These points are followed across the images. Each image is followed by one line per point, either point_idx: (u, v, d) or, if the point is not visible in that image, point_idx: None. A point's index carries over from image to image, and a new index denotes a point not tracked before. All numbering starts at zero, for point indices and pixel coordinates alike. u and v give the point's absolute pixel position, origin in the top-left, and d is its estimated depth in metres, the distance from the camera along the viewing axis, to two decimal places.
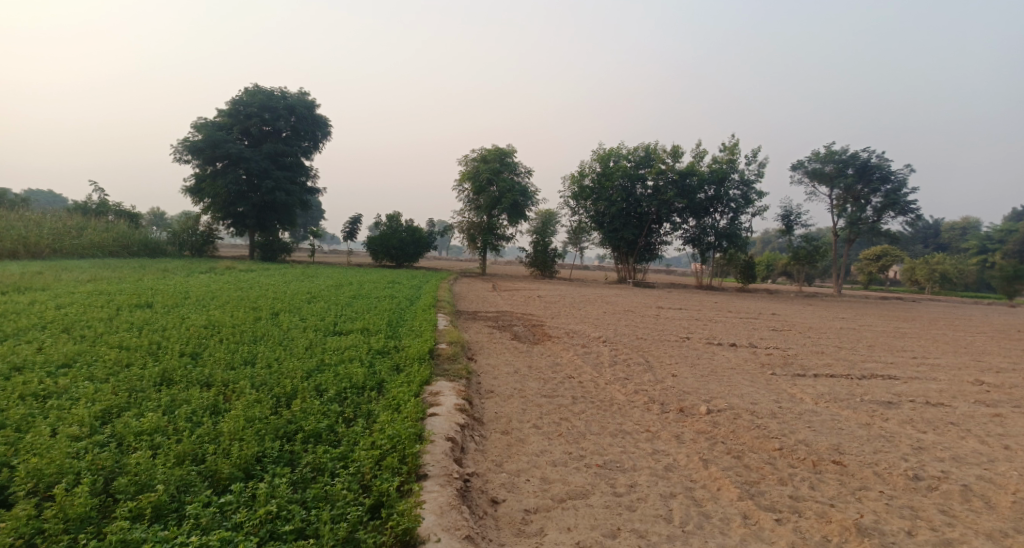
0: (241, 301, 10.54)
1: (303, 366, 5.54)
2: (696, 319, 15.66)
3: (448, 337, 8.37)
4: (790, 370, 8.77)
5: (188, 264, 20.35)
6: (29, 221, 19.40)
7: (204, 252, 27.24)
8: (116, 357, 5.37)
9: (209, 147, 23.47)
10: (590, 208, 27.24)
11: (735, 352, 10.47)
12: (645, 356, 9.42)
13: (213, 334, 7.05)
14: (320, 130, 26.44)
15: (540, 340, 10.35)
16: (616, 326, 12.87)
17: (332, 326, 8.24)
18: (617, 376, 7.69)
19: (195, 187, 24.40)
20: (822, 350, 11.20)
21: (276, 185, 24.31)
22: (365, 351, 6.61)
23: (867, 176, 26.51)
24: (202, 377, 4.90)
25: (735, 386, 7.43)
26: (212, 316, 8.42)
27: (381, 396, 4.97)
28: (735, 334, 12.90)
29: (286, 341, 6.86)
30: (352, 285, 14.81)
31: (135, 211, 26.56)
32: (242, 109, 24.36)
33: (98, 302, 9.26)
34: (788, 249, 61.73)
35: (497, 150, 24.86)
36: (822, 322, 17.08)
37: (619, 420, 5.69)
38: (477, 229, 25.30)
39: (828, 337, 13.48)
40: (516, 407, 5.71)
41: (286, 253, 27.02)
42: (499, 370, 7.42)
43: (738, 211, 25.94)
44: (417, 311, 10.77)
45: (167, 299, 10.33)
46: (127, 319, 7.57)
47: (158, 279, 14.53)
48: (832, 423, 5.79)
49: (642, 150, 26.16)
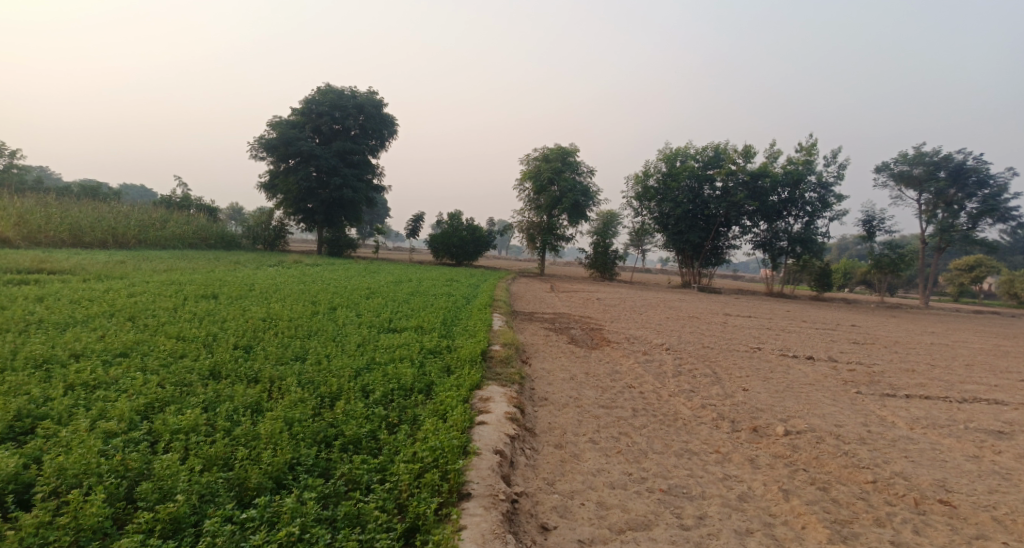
0: (302, 294, 10.62)
1: (353, 364, 5.36)
2: (766, 328, 14.76)
3: (503, 338, 8.06)
4: (876, 390, 7.96)
5: (258, 257, 21.03)
6: (118, 212, 20.54)
7: (275, 246, 28.18)
8: (171, 348, 5.36)
9: (282, 145, 24.21)
10: (654, 209, 26.39)
11: (811, 366, 9.68)
12: (713, 367, 8.82)
13: (269, 328, 7.02)
14: (387, 128, 26.77)
15: (599, 345, 9.92)
16: (680, 333, 12.23)
17: (387, 323, 8.10)
18: (682, 388, 7.16)
19: (268, 183, 25.28)
20: (911, 367, 10.22)
21: (344, 182, 24.79)
22: (416, 351, 6.40)
23: (962, 180, 24.44)
24: (250, 373, 4.79)
25: (814, 405, 6.77)
26: (271, 309, 8.46)
27: (428, 401, 4.71)
28: (810, 346, 12.01)
29: (339, 337, 6.74)
30: (411, 282, 14.76)
31: (213, 205, 27.78)
32: (314, 108, 25.00)
33: (167, 292, 9.51)
34: (866, 255, 58.22)
35: (560, 149, 24.42)
36: (909, 336, 15.75)
37: (685, 437, 5.22)
38: (538, 228, 24.95)
39: (917, 353, 12.34)
40: (571, 418, 5.32)
41: (351, 249, 27.57)
42: (554, 376, 7.06)
43: (814, 215, 24.47)
44: (474, 310, 10.55)
45: (232, 290, 10.53)
46: (190, 310, 7.68)
47: (227, 270, 14.97)
48: (934, 454, 5.09)
49: (711, 150, 25.11)
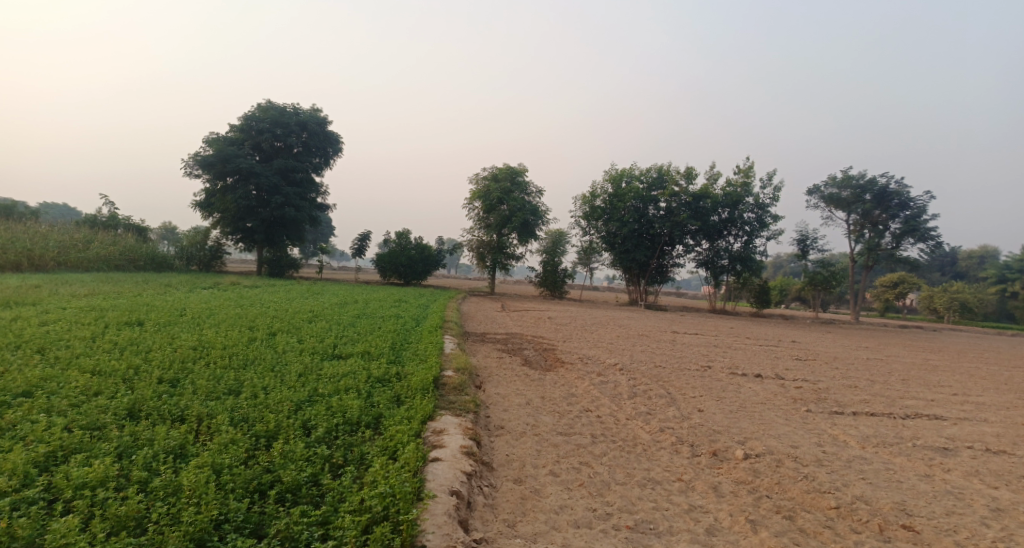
0: (239, 319, 9.98)
1: (293, 398, 4.94)
2: (713, 346, 14.93)
3: (455, 363, 7.73)
4: (825, 407, 8.04)
5: (192, 279, 19.91)
6: (35, 233, 19.07)
7: (211, 267, 26.87)
8: (85, 384, 4.81)
9: (220, 162, 23.19)
10: (601, 229, 26.65)
11: (760, 384, 9.76)
12: (666, 387, 8.74)
13: (200, 358, 6.47)
14: (331, 146, 26.12)
15: (552, 366, 9.71)
16: (632, 353, 12.18)
17: (331, 349, 7.65)
18: (638, 411, 7.01)
19: (205, 202, 24.16)
20: (853, 384, 10.46)
21: (285, 201, 23.93)
22: (363, 380, 5.99)
23: (886, 202, 25.82)
24: (175, 411, 4.32)
25: (769, 425, 6.75)
26: (203, 336, 7.85)
27: (378, 436, 4.36)
28: (757, 364, 12.17)
29: (278, 367, 6.27)
30: (357, 303, 14.20)
31: (143, 224, 26.30)
32: (254, 124, 24.12)
33: (86, 319, 8.73)
34: (801, 272, 60.75)
35: (508, 169, 24.40)
36: (846, 352, 16.30)
37: (646, 465, 5.05)
38: (487, 248, 24.74)
39: (856, 369, 12.70)
40: (529, 448, 5.07)
41: (293, 269, 26.59)
42: (509, 401, 6.78)
43: (753, 234, 25.31)
44: (423, 332, 10.17)
45: (161, 316, 9.79)
46: (111, 339, 7.02)
47: (156, 294, 14.03)
48: (889, 475, 5.10)
49: (655, 171, 25.66)
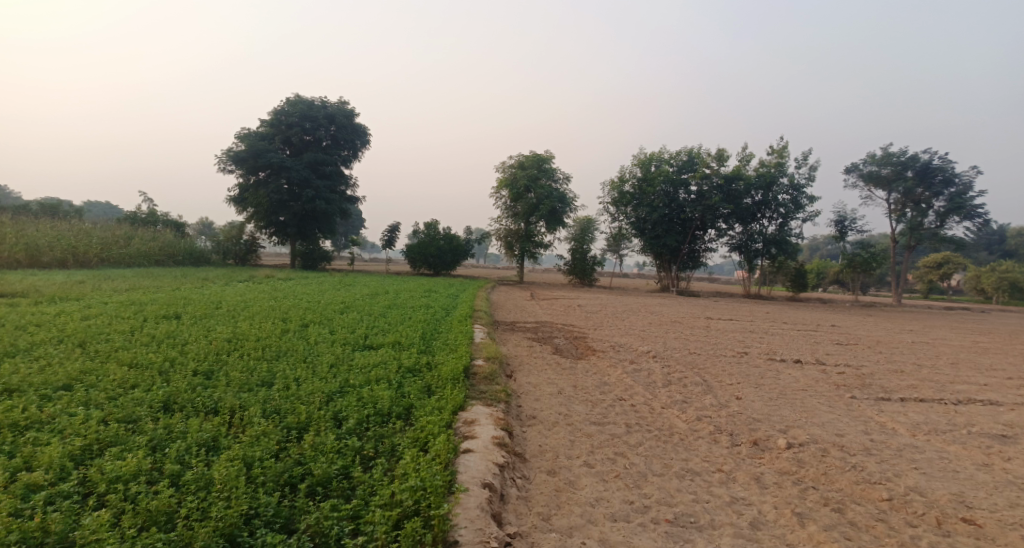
0: (272, 311, 10.08)
1: (324, 389, 4.92)
2: (749, 332, 14.55)
3: (485, 352, 7.64)
4: (870, 394, 7.73)
5: (227, 273, 20.27)
6: (78, 230, 19.65)
7: (247, 261, 27.36)
8: (121, 377, 4.85)
9: (252, 157, 23.54)
10: (631, 214, 26.25)
11: (800, 370, 9.45)
12: (702, 374, 8.52)
13: (233, 350, 6.52)
14: (359, 139, 26.25)
15: (584, 355, 9.56)
16: (665, 340, 11.93)
17: (362, 339, 7.63)
18: (674, 399, 6.84)
19: (238, 197, 24.58)
20: (899, 369, 10.04)
21: (316, 194, 24.15)
22: (394, 371, 5.96)
23: (929, 179, 24.79)
24: (208, 404, 4.32)
25: (812, 413, 6.50)
26: (237, 328, 7.93)
27: (409, 427, 4.31)
28: (796, 349, 11.79)
29: (310, 359, 6.27)
30: (387, 294, 14.23)
31: (181, 221, 26.91)
32: (284, 119, 24.37)
33: (125, 313, 8.91)
34: (839, 253, 59.06)
35: (535, 156, 24.17)
36: (890, 336, 15.70)
37: (684, 455, 4.90)
38: (516, 236, 24.60)
39: (901, 353, 12.22)
40: (562, 439, 4.96)
41: (326, 262, 26.91)
42: (541, 391, 6.67)
43: (788, 216, 24.60)
44: (453, 322, 10.13)
45: (196, 309, 9.94)
46: (148, 333, 7.13)
47: (193, 288, 14.30)
48: (944, 464, 4.85)
49: (685, 154, 25.12)
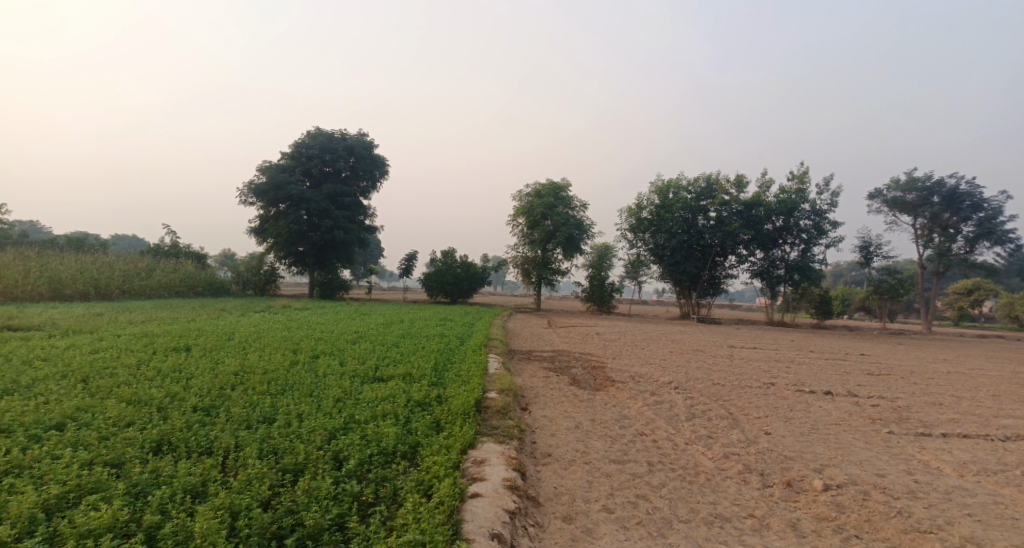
0: (283, 342, 9.90)
1: (327, 426, 4.67)
2: (775, 361, 14.01)
3: (499, 384, 7.32)
4: (909, 429, 7.26)
5: (245, 303, 20.29)
6: (101, 263, 19.89)
7: (265, 291, 27.46)
8: (116, 415, 4.66)
9: (272, 189, 23.80)
10: (649, 241, 25.93)
11: (831, 403, 8.97)
12: (727, 407, 8.11)
13: (238, 384, 6.30)
14: (378, 169, 26.41)
15: (602, 386, 9.20)
16: (687, 370, 11.49)
17: (372, 371, 7.37)
18: (699, 435, 6.46)
19: (258, 228, 24.80)
20: (937, 401, 9.49)
21: (334, 224, 24.25)
22: (402, 405, 5.68)
23: (956, 204, 24.15)
24: (202, 443, 4.10)
25: (848, 450, 6.09)
26: (246, 360, 7.75)
27: (413, 468, 4.05)
28: (825, 380, 11.26)
29: (317, 392, 6.03)
30: (402, 323, 14.01)
31: (202, 252, 27.18)
32: (304, 151, 24.68)
33: (136, 345, 8.79)
34: (864, 279, 57.83)
35: (552, 184, 24.10)
36: (923, 365, 15.02)
37: (712, 499, 4.55)
38: (533, 264, 24.37)
39: (938, 384, 11.60)
40: (579, 480, 4.62)
41: (344, 291, 26.89)
42: (557, 425, 6.33)
43: (811, 242, 24.08)
44: (467, 352, 9.84)
45: (208, 341, 9.79)
46: (154, 366, 6.96)
47: (209, 319, 14.23)
48: (1000, 511, 4.43)
49: (703, 181, 24.87)
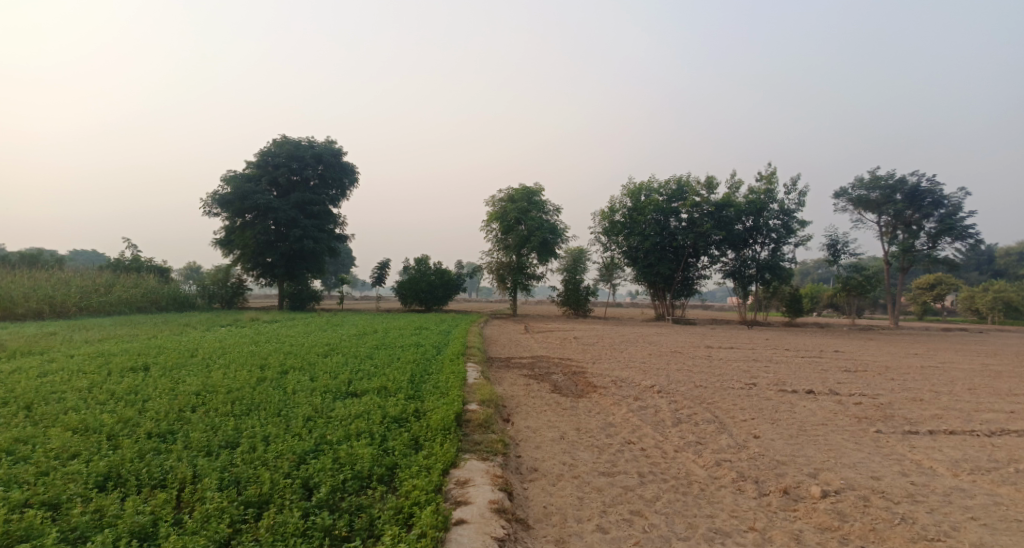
0: (250, 358, 9.44)
1: (296, 449, 4.32)
2: (753, 361, 13.95)
3: (479, 395, 7.00)
4: (896, 426, 7.17)
5: (211, 317, 19.56)
6: (57, 280, 18.99)
7: (233, 304, 26.62)
8: (59, 446, 4.23)
9: (237, 200, 23.11)
10: (622, 244, 25.90)
11: (815, 402, 8.85)
12: (713, 410, 7.93)
13: (199, 405, 5.86)
14: (347, 177, 25.85)
15: (584, 392, 8.96)
16: (668, 372, 11.32)
17: (345, 386, 7.00)
18: (687, 441, 6.25)
19: (225, 239, 24.04)
20: (917, 397, 9.46)
21: (304, 233, 23.64)
22: (377, 422, 5.34)
23: (918, 201, 24.67)
24: (154, 476, 3.71)
25: (841, 452, 5.94)
26: (210, 378, 7.30)
27: (390, 494, 3.73)
28: (805, 379, 11.19)
29: (286, 412, 5.64)
30: (375, 334, 13.58)
31: (165, 265, 26.26)
32: (270, 160, 24.03)
33: (90, 367, 8.24)
34: (831, 277, 59.01)
35: (524, 189, 23.92)
36: (898, 360, 15.15)
37: (711, 511, 4.35)
38: (507, 269, 24.10)
39: (914, 379, 11.64)
40: (569, 497, 4.35)
41: (315, 302, 26.22)
42: (541, 437, 6.05)
43: (781, 241, 24.34)
44: (444, 361, 9.51)
45: (169, 359, 9.25)
46: (108, 389, 6.47)
47: (171, 335, 13.58)
48: (1002, 512, 4.32)
49: (674, 182, 24.96)
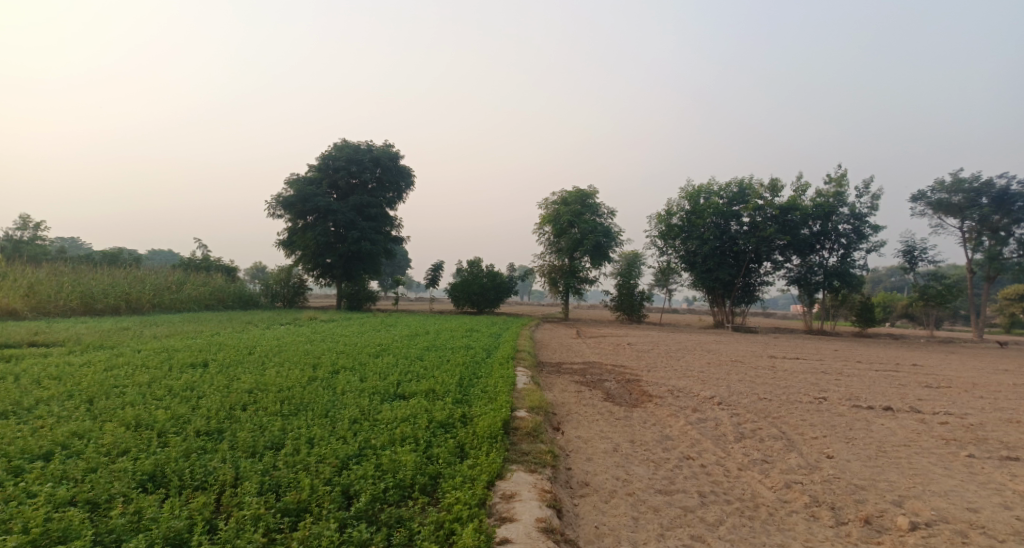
0: (304, 356, 9.52)
1: (339, 453, 4.19)
2: (821, 373, 13.11)
3: (528, 401, 6.74)
4: (991, 451, 6.48)
5: (272, 316, 20.10)
6: (133, 277, 19.98)
7: (294, 303, 27.38)
8: (111, 441, 4.24)
9: (299, 202, 23.75)
10: (679, 248, 25.10)
11: (894, 420, 8.15)
12: (779, 426, 7.40)
13: (249, 404, 5.85)
14: (404, 180, 26.16)
15: (639, 402, 8.57)
16: (728, 383, 10.74)
17: (393, 388, 6.89)
18: (752, 459, 5.81)
19: (287, 240, 24.75)
20: (1013, 418, 8.58)
21: (361, 235, 24.05)
22: (423, 426, 5.18)
23: (1007, 205, 22.80)
24: (197, 476, 3.65)
25: (929, 478, 5.36)
26: (263, 376, 7.35)
27: (432, 507, 3.55)
28: (881, 394, 10.38)
29: (333, 413, 5.56)
30: (427, 335, 13.55)
31: (231, 265, 27.30)
32: (331, 163, 24.59)
33: (152, 361, 8.48)
34: (905, 284, 55.72)
35: (579, 191, 23.56)
36: (985, 376, 13.94)
37: (782, 540, 3.95)
38: (560, 273, 23.76)
39: (1006, 398, 10.61)
40: (623, 516, 4.05)
41: (371, 302, 26.62)
42: (593, 448, 5.75)
43: (850, 247, 23.01)
44: (494, 365, 9.30)
45: (227, 356, 9.43)
46: (166, 384, 6.57)
47: (233, 332, 13.97)
48: None
49: (735, 185, 24.01)
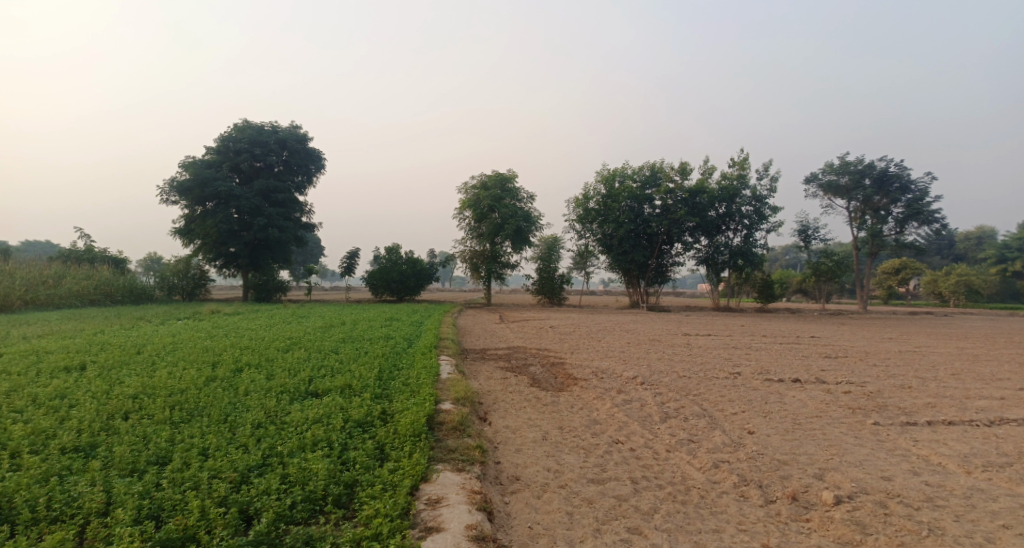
0: (203, 354, 8.65)
1: (237, 464, 3.68)
2: (733, 348, 13.63)
3: (453, 392, 6.40)
4: (892, 417, 6.85)
5: (169, 310, 18.47)
6: (1, 271, 17.72)
7: (195, 296, 25.42)
8: None
9: (197, 187, 21.93)
10: (596, 231, 25.43)
11: (803, 392, 8.49)
12: (701, 403, 7.49)
13: (133, 411, 5.14)
14: (314, 164, 24.76)
15: (564, 386, 8.45)
16: (648, 362, 10.87)
17: (304, 386, 6.31)
18: (679, 439, 5.77)
19: (184, 228, 22.86)
20: (904, 384, 9.21)
21: (268, 222, 22.58)
22: (337, 427, 4.71)
23: (886, 187, 24.75)
24: (55, 505, 3.06)
25: (844, 448, 5.54)
26: (152, 378, 6.54)
27: (347, 523, 3.17)
28: (789, 367, 10.85)
29: (233, 417, 4.96)
30: (343, 326, 12.83)
31: (121, 256, 24.93)
32: (232, 145, 22.85)
33: (17, 367, 7.39)
34: (799, 262, 59.89)
35: (498, 175, 23.26)
36: (874, 345, 15.04)
37: (717, 524, 3.88)
38: (480, 257, 23.45)
39: (895, 365, 11.44)
40: (557, 513, 3.82)
41: (281, 293, 25.18)
42: (521, 438, 5.50)
43: (753, 227, 24.19)
44: (415, 355, 8.86)
45: (110, 357, 8.40)
46: (29, 394, 5.67)
47: (121, 330, 12.61)
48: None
49: (648, 169, 24.56)
